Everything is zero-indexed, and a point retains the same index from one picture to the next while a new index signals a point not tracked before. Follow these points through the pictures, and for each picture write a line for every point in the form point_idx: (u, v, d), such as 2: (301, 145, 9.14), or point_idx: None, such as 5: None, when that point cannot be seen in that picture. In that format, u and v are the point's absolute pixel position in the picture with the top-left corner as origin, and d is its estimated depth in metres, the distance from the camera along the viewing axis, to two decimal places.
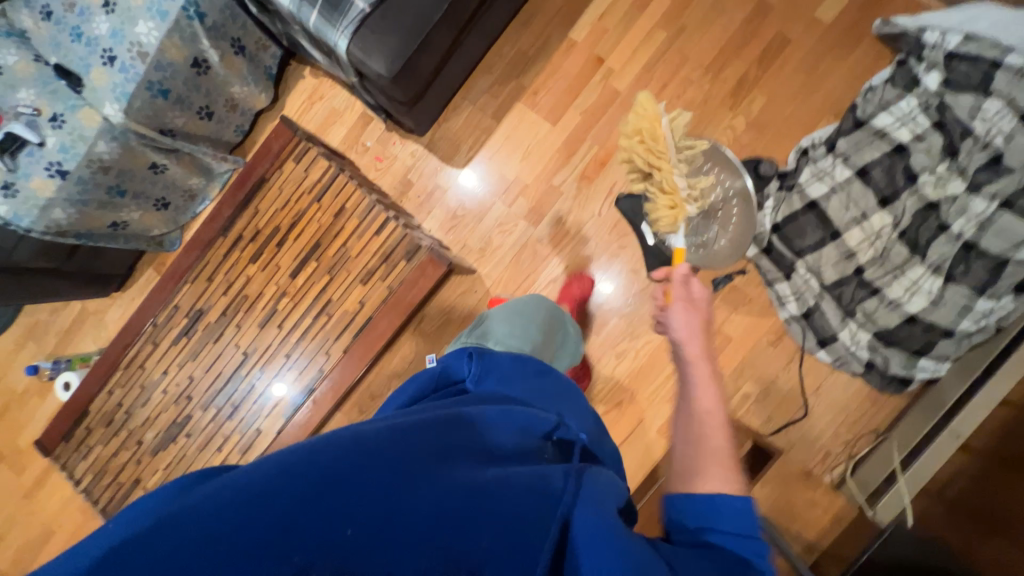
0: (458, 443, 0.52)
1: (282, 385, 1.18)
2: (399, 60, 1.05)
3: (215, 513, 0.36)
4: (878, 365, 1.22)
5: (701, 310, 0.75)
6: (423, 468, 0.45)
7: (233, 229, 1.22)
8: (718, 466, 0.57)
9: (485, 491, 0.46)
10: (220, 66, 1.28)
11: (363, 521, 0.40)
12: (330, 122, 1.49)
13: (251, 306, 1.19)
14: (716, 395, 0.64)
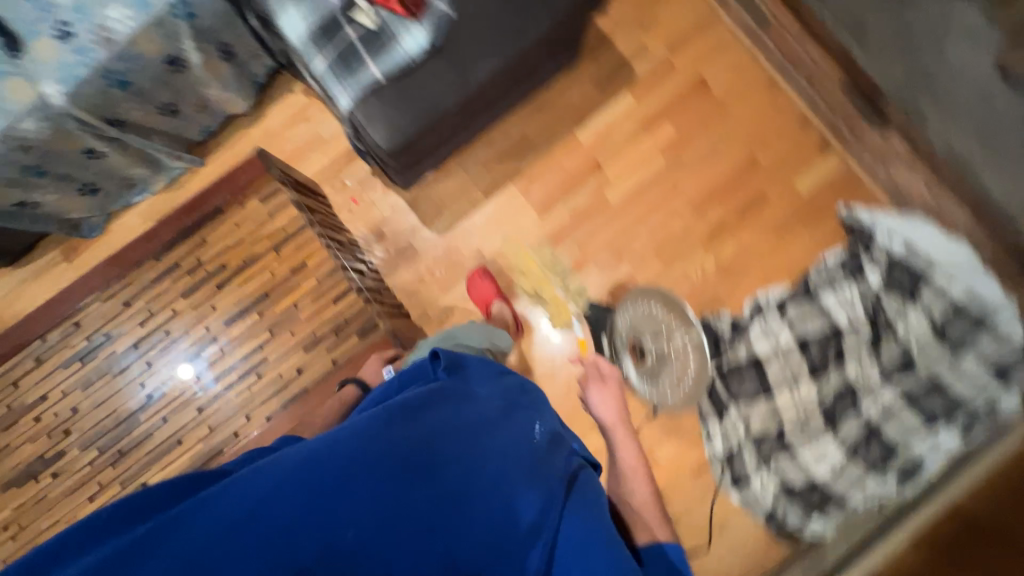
0: (445, 447, 0.55)
1: (186, 440, 1.05)
2: (401, 137, 1.01)
3: (223, 519, 0.45)
4: (778, 517, 1.26)
5: (613, 386, 1.12)
6: (405, 480, 0.50)
7: (170, 254, 1.08)
8: (653, 513, 0.80)
9: (461, 512, 0.51)
10: (200, 68, 1.15)
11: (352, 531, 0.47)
12: (312, 148, 1.40)
13: (171, 344, 1.07)
14: (630, 450, 0.96)
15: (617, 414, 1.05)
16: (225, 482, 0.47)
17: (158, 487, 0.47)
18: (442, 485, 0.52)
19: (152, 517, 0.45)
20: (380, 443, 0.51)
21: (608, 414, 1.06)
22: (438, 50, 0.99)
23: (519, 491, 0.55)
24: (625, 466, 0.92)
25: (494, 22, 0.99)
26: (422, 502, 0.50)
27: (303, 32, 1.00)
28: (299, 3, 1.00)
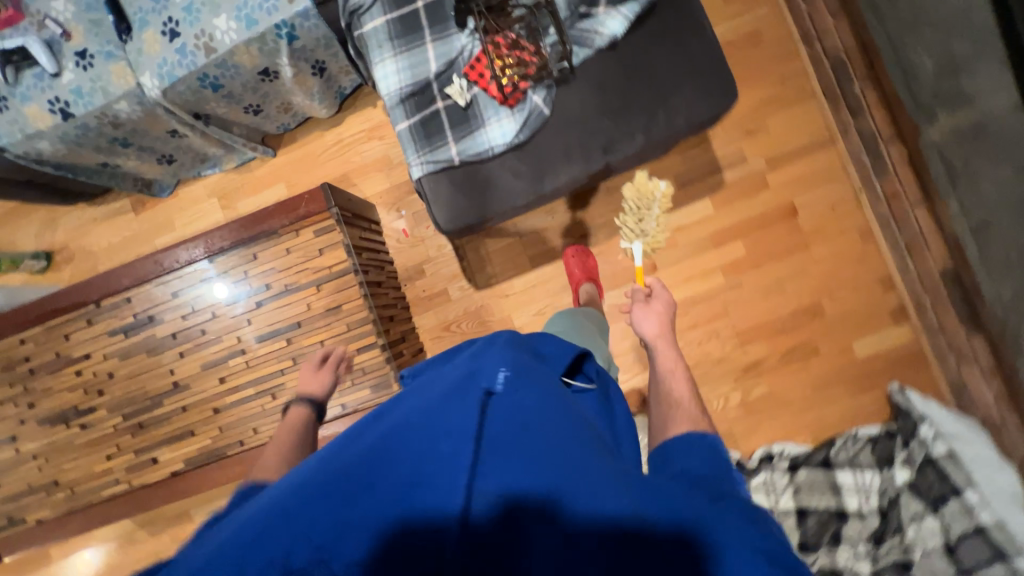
0: (407, 420, 0.49)
1: (198, 433, 1.14)
2: (463, 221, 0.97)
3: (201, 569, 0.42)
4: None
5: (660, 305, 0.83)
6: (363, 462, 0.46)
7: (222, 260, 1.13)
8: (681, 416, 0.59)
9: (426, 470, 0.44)
10: (290, 81, 1.14)
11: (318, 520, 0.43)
12: (378, 167, 1.40)
13: (204, 344, 1.13)
14: (673, 354, 0.72)
15: (659, 328, 0.78)
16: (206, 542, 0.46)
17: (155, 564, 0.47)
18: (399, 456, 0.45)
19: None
20: (347, 444, 0.50)
21: (651, 326, 0.79)
22: (523, 146, 0.94)
23: (489, 454, 0.45)
24: (664, 371, 0.70)
25: (590, 131, 0.93)
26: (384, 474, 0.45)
27: (392, 88, 0.96)
28: (396, 57, 0.96)
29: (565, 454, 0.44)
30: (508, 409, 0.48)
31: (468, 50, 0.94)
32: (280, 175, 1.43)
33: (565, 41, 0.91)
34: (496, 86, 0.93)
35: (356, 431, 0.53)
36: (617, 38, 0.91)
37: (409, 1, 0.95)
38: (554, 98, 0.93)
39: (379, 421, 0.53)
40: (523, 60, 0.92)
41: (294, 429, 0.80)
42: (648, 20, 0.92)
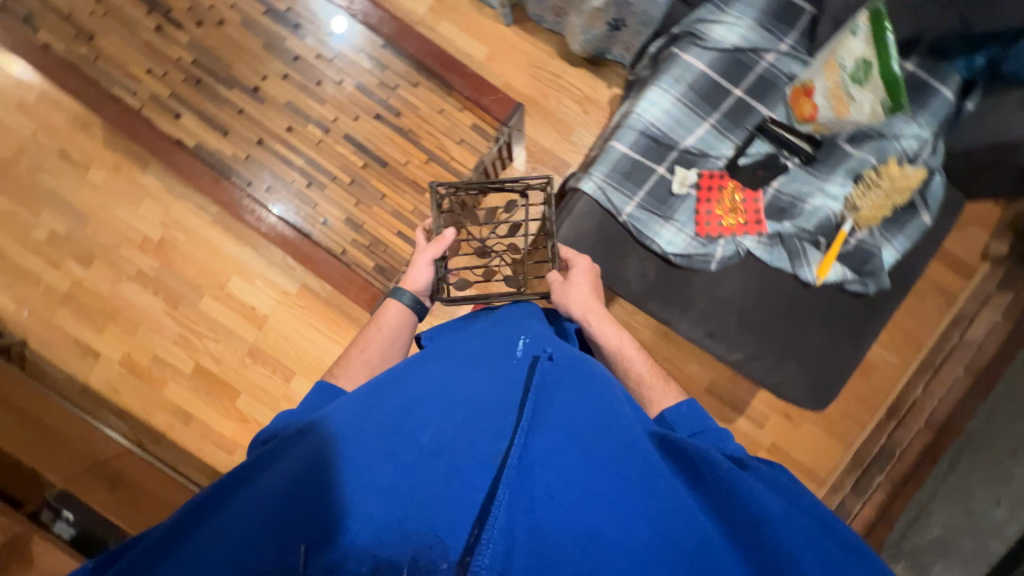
0: (425, 387, 0.57)
1: (229, 139, 1.09)
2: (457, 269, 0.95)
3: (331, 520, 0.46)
4: None
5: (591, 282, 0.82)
6: (400, 421, 0.52)
7: (395, 57, 1.09)
8: (660, 386, 0.73)
9: (478, 446, 0.50)
10: (590, 6, 1.06)
11: (389, 487, 0.47)
12: (557, 127, 1.35)
13: (309, 91, 1.08)
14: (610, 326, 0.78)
15: (586, 295, 0.80)
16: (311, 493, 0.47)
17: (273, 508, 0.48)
18: (445, 418, 0.53)
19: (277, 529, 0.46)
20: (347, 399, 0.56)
21: (587, 302, 0.79)
22: (672, 268, 0.92)
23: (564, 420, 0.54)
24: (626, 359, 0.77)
25: (717, 312, 0.93)
26: (429, 430, 0.52)
27: (645, 118, 0.93)
28: (675, 103, 0.92)
29: (598, 423, 0.54)
30: (522, 370, 0.61)
31: (722, 163, 0.93)
32: (495, 41, 1.35)
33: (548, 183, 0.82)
34: (710, 212, 0.92)
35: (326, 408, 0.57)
36: (811, 283, 0.90)
37: (732, 82, 0.92)
38: (729, 265, 0.92)
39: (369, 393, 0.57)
40: (745, 219, 0.91)
41: (380, 340, 0.77)
42: (844, 297, 0.92)
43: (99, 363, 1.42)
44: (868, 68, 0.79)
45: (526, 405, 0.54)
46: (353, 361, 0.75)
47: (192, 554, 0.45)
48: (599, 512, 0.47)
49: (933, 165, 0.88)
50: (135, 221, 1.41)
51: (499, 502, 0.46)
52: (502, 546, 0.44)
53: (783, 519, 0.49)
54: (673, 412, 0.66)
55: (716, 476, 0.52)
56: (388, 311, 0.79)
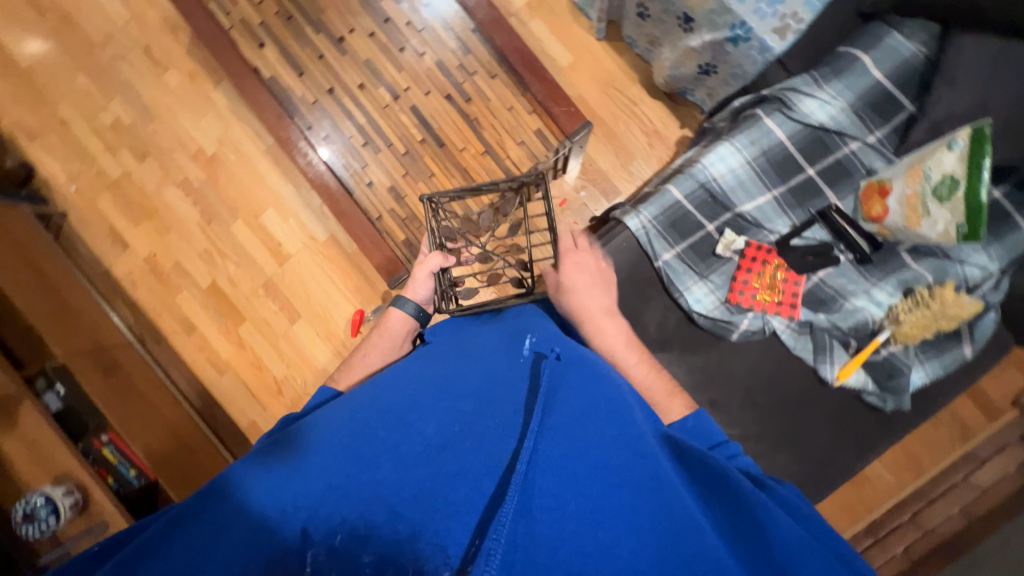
0: (430, 390, 0.60)
1: (302, 79, 1.10)
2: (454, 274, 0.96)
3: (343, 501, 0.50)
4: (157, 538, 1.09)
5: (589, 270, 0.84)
6: (409, 414, 0.57)
7: (480, 43, 1.09)
8: (663, 386, 0.74)
9: (485, 450, 0.52)
10: (685, 44, 1.04)
11: (397, 480, 0.51)
12: (618, 152, 1.33)
13: (390, 55, 1.09)
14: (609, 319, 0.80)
15: (585, 282, 0.82)
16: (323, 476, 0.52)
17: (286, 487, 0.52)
18: (453, 419, 0.56)
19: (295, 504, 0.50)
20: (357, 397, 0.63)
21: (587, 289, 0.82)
22: (693, 326, 0.91)
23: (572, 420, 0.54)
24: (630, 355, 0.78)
25: (724, 383, 0.90)
26: (435, 424, 0.56)
27: (709, 172, 0.91)
28: (743, 164, 0.90)
29: (602, 425, 0.54)
30: (529, 372, 0.62)
31: (773, 238, 0.91)
32: (582, 52, 1.34)
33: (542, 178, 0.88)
34: (746, 283, 0.89)
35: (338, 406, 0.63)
36: (830, 381, 0.87)
37: (807, 159, 0.90)
38: (750, 339, 0.90)
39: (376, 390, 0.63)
40: (781, 299, 0.89)
41: (382, 342, 0.88)
42: (858, 406, 0.89)
43: (126, 254, 1.48)
44: (954, 186, 0.74)
45: (537, 403, 0.53)
46: (355, 363, 0.86)
47: (214, 528, 0.49)
48: (609, 526, 0.46)
49: (992, 300, 0.83)
50: (194, 131, 1.45)
51: (507, 505, 0.45)
52: (510, 549, 0.43)
53: (790, 539, 0.49)
54: (681, 425, 0.67)
55: (734, 497, 0.52)
56: (392, 315, 0.90)
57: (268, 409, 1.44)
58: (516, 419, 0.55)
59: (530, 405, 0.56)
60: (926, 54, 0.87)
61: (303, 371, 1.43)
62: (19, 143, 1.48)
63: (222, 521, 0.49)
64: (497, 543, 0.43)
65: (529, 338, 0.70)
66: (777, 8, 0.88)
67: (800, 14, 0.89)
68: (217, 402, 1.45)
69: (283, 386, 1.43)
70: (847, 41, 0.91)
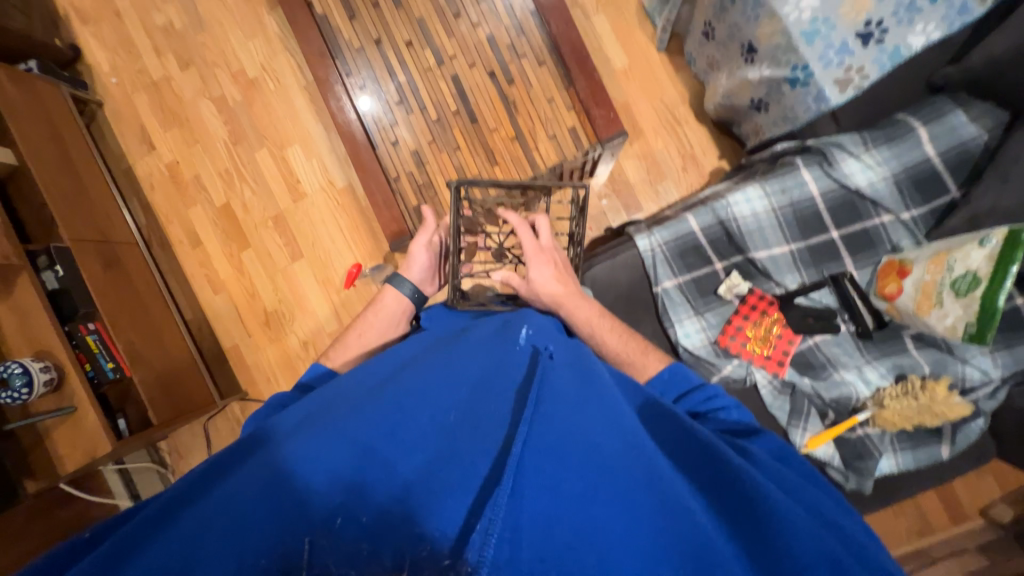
0: (422, 375, 0.60)
1: (352, 23, 1.09)
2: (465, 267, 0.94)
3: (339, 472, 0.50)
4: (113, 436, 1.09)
5: (556, 257, 0.80)
6: (403, 397, 0.57)
7: (536, 27, 1.06)
8: (640, 367, 0.76)
9: (481, 435, 0.51)
10: (743, 75, 1.00)
11: (392, 459, 0.50)
12: (650, 169, 1.30)
13: (444, 18, 1.07)
14: (586, 306, 0.79)
15: (555, 271, 0.79)
16: (317, 448, 0.52)
17: (284, 461, 0.52)
18: (448, 404, 0.56)
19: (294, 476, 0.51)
20: (354, 388, 0.64)
21: (555, 287, 0.78)
22: (675, 358, 0.89)
23: (565, 410, 0.53)
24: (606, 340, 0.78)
25: None
26: (431, 407, 0.56)
27: (732, 210, 0.88)
28: (767, 211, 0.88)
29: (596, 414, 0.54)
30: (524, 362, 0.62)
31: (778, 291, 0.89)
32: (638, 60, 1.30)
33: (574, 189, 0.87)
34: (739, 329, 0.88)
35: (336, 395, 0.64)
36: (799, 445, 0.84)
37: (837, 221, 0.87)
38: (728, 386, 0.88)
39: (371, 381, 0.65)
40: (769, 354, 0.87)
41: (379, 319, 0.90)
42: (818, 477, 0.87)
43: (150, 155, 1.50)
44: (974, 283, 0.71)
45: (530, 394, 0.53)
46: (352, 339, 0.88)
47: (212, 504, 0.49)
48: (608, 511, 0.45)
49: (984, 407, 0.80)
50: (240, 51, 1.45)
51: (503, 487, 0.44)
52: (507, 532, 0.43)
53: (797, 520, 0.47)
54: (657, 378, 0.73)
55: (730, 477, 0.51)
56: (390, 294, 0.91)
57: (253, 336, 1.46)
58: (509, 407, 0.55)
59: (525, 392, 0.56)
60: (987, 142, 0.82)
61: (294, 308, 1.45)
62: (70, 25, 1.49)
63: (220, 498, 0.50)
64: (492, 524, 0.42)
65: (526, 330, 0.67)
66: (844, 58, 0.85)
67: (866, 69, 0.85)
68: (208, 318, 1.48)
69: (272, 318, 1.46)
70: (907, 110, 0.87)
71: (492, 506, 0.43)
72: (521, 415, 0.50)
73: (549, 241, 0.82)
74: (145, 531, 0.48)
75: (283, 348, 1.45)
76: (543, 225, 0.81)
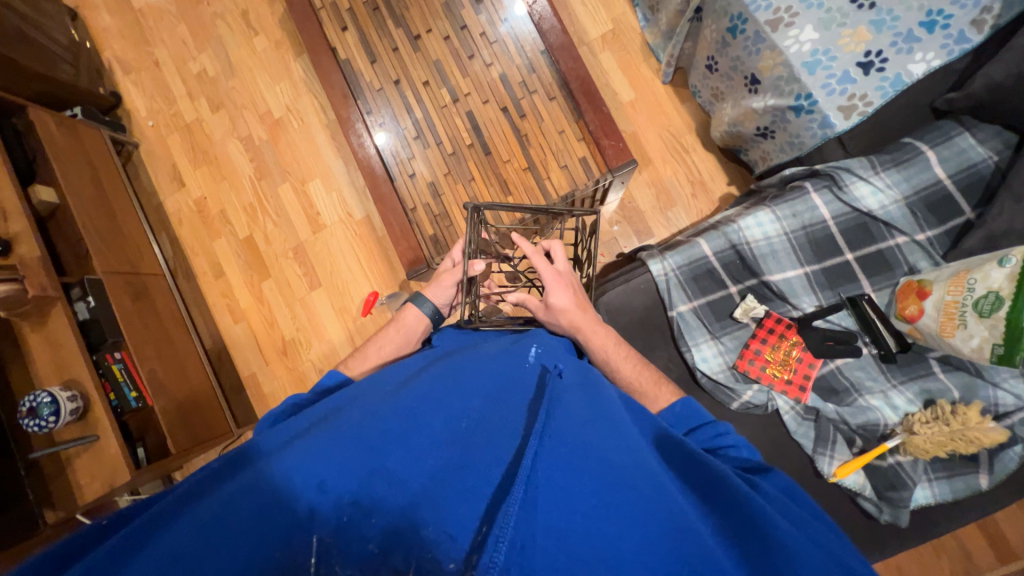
0: (435, 385, 0.62)
1: (373, 67, 1.16)
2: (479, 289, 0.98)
3: (350, 479, 0.51)
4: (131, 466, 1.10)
5: (572, 283, 0.82)
6: (416, 405, 0.58)
7: (546, 65, 1.11)
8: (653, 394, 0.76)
9: (492, 446, 0.52)
10: (747, 104, 1.04)
11: (403, 466, 0.51)
12: (659, 195, 1.33)
13: (459, 59, 1.14)
14: (600, 333, 0.80)
15: (572, 296, 0.80)
16: (329, 453, 0.53)
17: (294, 464, 0.52)
18: (459, 415, 0.57)
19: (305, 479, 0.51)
20: (366, 397, 0.65)
21: (573, 311, 0.79)
22: (693, 384, 0.88)
23: (575, 425, 0.54)
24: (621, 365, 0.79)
25: None
26: (443, 417, 0.57)
27: (744, 234, 0.89)
28: (779, 234, 0.89)
29: (605, 432, 0.55)
30: (535, 380, 0.64)
31: (796, 314, 0.88)
32: (645, 93, 1.35)
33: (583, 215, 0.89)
34: (757, 353, 0.87)
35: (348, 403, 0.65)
36: (826, 475, 0.82)
37: (850, 243, 0.87)
38: (750, 412, 0.86)
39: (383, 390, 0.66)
40: (790, 379, 0.85)
41: (398, 337, 0.92)
42: (850, 508, 0.83)
43: (180, 192, 1.58)
44: (997, 304, 0.68)
45: (541, 409, 0.55)
46: (369, 354, 0.91)
47: (221, 502, 0.50)
48: (616, 524, 0.45)
49: (1020, 434, 0.76)
50: (267, 95, 1.54)
51: (513, 498, 0.45)
52: (516, 542, 0.43)
53: (803, 551, 0.48)
54: (668, 411, 0.70)
55: (736, 501, 0.51)
56: (410, 312, 0.94)
57: (270, 364, 1.49)
58: (520, 421, 0.56)
59: (535, 409, 0.58)
60: (997, 163, 0.83)
61: (311, 335, 1.48)
62: (114, 75, 1.61)
63: (229, 497, 0.50)
64: (502, 534, 0.42)
65: (536, 349, 0.71)
66: (846, 86, 0.87)
67: (870, 96, 0.87)
68: (228, 345, 1.51)
69: (289, 346, 1.48)
70: (913, 134, 0.89)
71: (503, 516, 0.44)
72: (533, 427, 0.52)
73: (567, 266, 0.83)
74: (156, 524, 0.49)
75: (298, 375, 1.46)
76: (561, 249, 0.83)
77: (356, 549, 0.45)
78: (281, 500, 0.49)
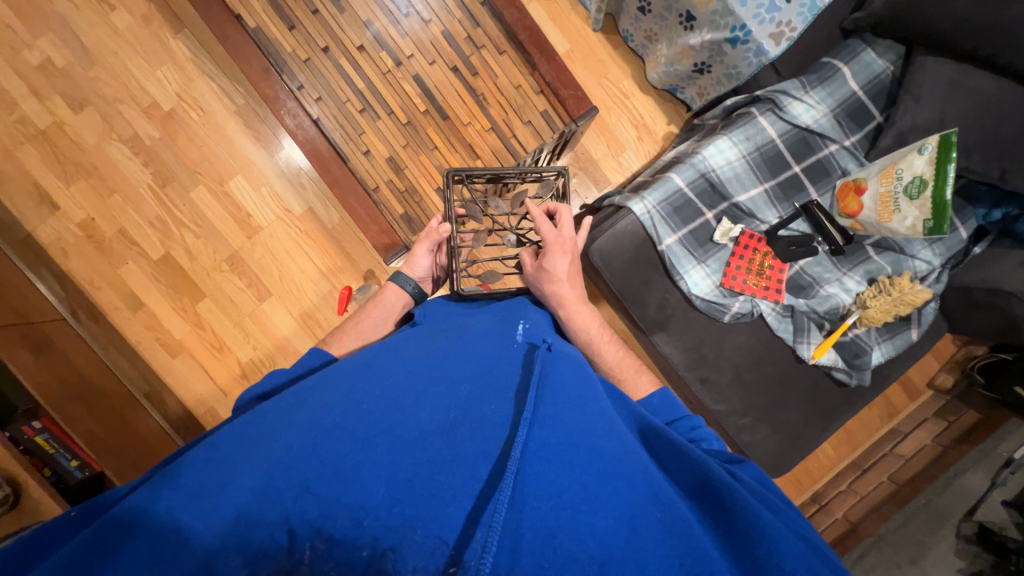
0: (420, 376, 0.57)
1: (292, 34, 1.02)
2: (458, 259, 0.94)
3: (323, 498, 0.45)
4: None
5: (573, 251, 0.82)
6: (401, 399, 0.54)
7: (489, 17, 1.06)
8: (636, 373, 0.80)
9: (480, 436, 0.49)
10: (684, 42, 1.10)
11: (387, 465, 0.47)
12: (609, 142, 1.37)
13: (391, 17, 1.03)
14: (584, 313, 0.81)
15: (569, 269, 0.81)
16: (300, 472, 0.46)
17: (258, 484, 0.45)
18: (447, 403, 0.54)
19: (265, 505, 0.44)
20: (341, 388, 0.57)
21: (562, 277, 0.80)
22: (690, 308, 0.96)
23: (566, 408, 0.53)
24: (592, 332, 0.81)
25: (713, 362, 0.97)
26: (429, 408, 0.53)
27: (709, 162, 0.96)
28: (738, 157, 0.97)
29: (598, 417, 0.54)
30: (522, 360, 0.62)
31: (764, 227, 0.98)
32: (579, 42, 1.35)
33: (555, 177, 0.88)
34: (739, 269, 0.96)
35: (322, 391, 0.57)
36: (805, 358, 0.96)
37: (793, 158, 0.98)
38: (740, 321, 0.96)
39: (362, 377, 0.58)
40: (767, 285, 0.96)
41: (385, 313, 0.86)
42: (828, 382, 0.99)
43: (55, 217, 1.28)
44: (922, 186, 0.85)
45: (530, 393, 0.52)
46: (348, 333, 0.83)
47: (181, 523, 0.43)
48: (605, 518, 0.44)
49: (936, 290, 0.96)
50: (149, 85, 1.28)
51: (500, 495, 0.42)
52: (505, 542, 0.41)
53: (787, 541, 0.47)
54: (646, 402, 0.72)
55: (718, 493, 0.51)
56: (392, 288, 0.87)
57: (230, 392, 1.31)
58: (509, 408, 0.53)
59: (524, 390, 0.55)
60: (894, 73, 0.99)
61: (272, 352, 1.32)
62: None
63: (186, 524, 0.43)
64: (492, 531, 0.40)
65: (522, 326, 0.71)
66: (774, 15, 0.95)
67: (794, 22, 0.96)
68: (170, 383, 1.30)
69: (249, 368, 1.32)
70: (829, 53, 1.02)
71: (491, 512, 0.41)
72: (522, 416, 0.49)
73: (572, 232, 0.83)
74: (104, 542, 0.41)
75: None
76: (569, 215, 0.83)
77: (349, 555, 0.41)
78: (241, 527, 0.43)
